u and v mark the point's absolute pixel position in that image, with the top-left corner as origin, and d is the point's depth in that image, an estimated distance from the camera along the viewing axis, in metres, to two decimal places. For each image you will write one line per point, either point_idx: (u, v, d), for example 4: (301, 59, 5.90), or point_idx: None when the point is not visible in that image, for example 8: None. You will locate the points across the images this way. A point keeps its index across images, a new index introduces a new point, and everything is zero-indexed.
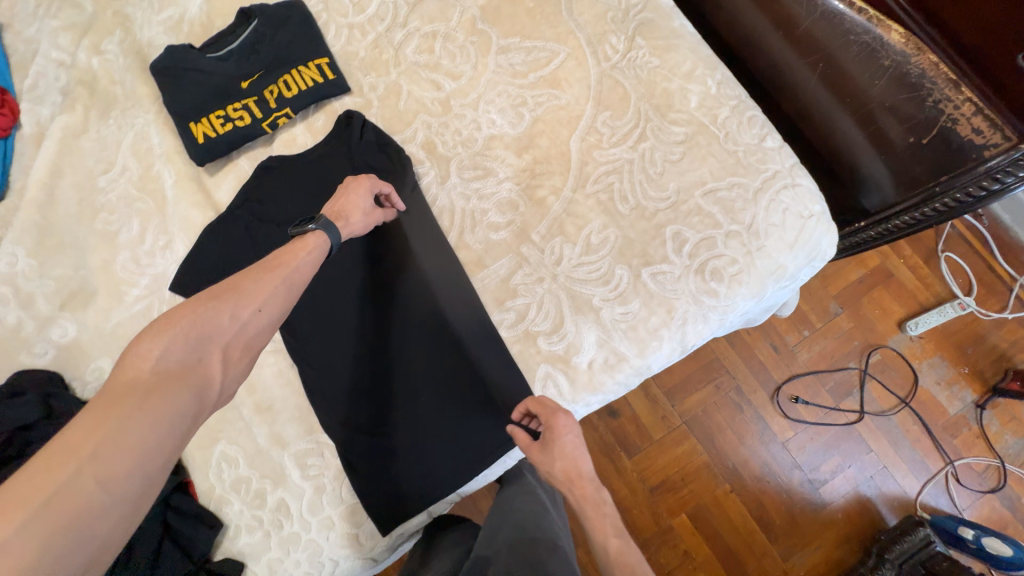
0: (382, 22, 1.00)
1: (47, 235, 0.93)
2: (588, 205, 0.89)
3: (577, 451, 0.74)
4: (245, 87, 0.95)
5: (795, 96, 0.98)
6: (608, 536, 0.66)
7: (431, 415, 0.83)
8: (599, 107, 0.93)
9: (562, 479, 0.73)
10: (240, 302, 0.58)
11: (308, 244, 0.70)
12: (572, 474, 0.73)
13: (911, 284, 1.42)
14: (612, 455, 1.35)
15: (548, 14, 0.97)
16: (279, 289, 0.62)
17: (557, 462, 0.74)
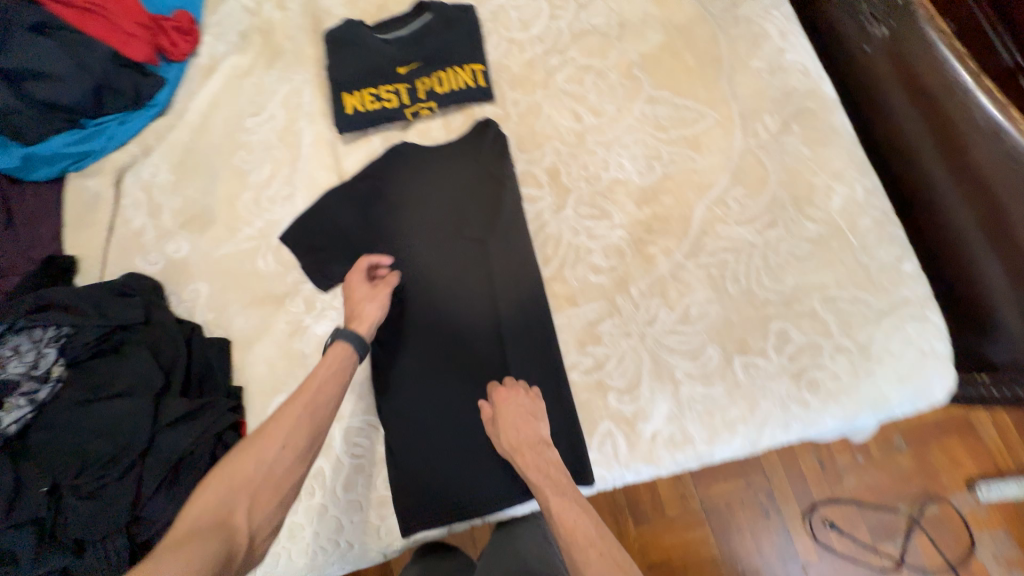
0: (542, 44, 1.03)
1: (189, 157, 1.00)
2: (696, 275, 0.87)
3: (527, 422, 0.74)
4: (401, 72, 0.99)
5: (942, 222, 0.87)
6: (547, 495, 0.67)
7: (485, 437, 0.82)
8: (733, 181, 0.91)
9: (506, 451, 0.73)
10: (265, 445, 0.61)
11: (332, 355, 0.72)
12: (521, 446, 0.72)
13: (994, 441, 1.18)
14: (617, 516, 1.20)
15: (706, 78, 0.97)
16: (301, 416, 0.65)
17: (505, 435, 0.74)
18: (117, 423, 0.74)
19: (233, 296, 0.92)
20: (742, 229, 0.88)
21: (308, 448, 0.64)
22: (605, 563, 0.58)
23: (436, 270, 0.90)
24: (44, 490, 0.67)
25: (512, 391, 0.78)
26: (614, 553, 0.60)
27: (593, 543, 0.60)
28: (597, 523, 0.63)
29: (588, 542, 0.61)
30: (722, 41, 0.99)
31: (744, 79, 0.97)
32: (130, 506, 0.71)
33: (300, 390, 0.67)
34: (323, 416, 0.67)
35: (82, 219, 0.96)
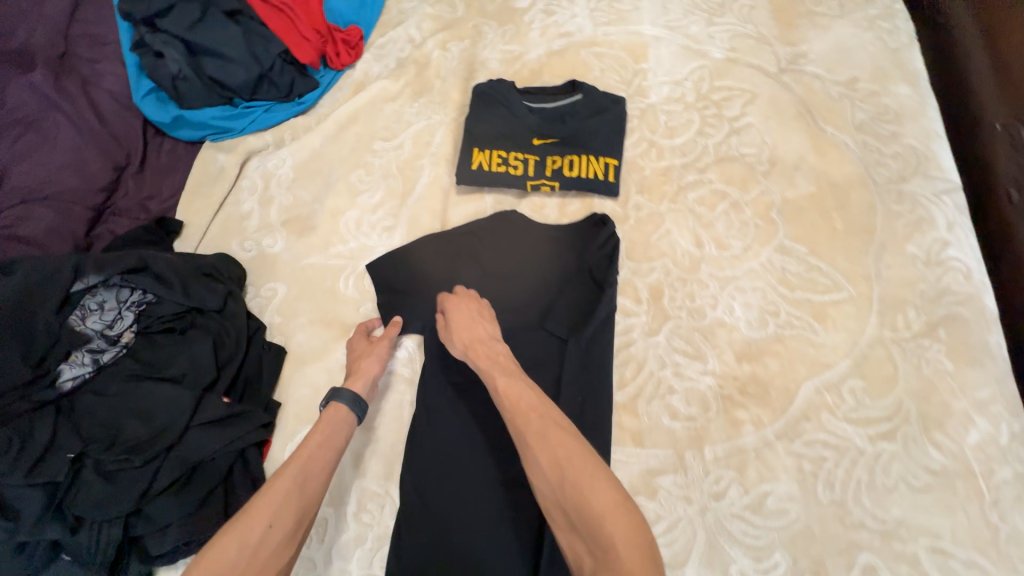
0: (683, 157, 0.99)
1: (314, 161, 1.03)
2: (783, 461, 0.76)
3: (477, 320, 0.79)
4: (535, 143, 0.98)
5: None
6: (495, 377, 0.70)
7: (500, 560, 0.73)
8: (853, 370, 0.80)
9: (457, 348, 0.77)
10: (249, 523, 0.56)
11: (328, 419, 0.71)
12: (473, 341, 0.76)
13: None
14: None
15: (851, 247, 0.89)
16: (291, 490, 0.60)
17: (459, 335, 0.77)
18: (157, 407, 0.73)
19: (304, 308, 0.91)
20: (851, 428, 0.77)
21: (295, 528, 0.59)
22: (542, 426, 0.62)
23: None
24: (70, 457, 0.66)
25: (461, 297, 0.83)
26: (560, 425, 0.62)
27: (541, 420, 0.62)
28: (544, 402, 0.65)
29: (531, 411, 0.64)
30: (878, 213, 0.91)
31: (894, 261, 0.87)
32: (137, 498, 0.68)
33: (288, 460, 0.63)
34: (314, 489, 0.62)
35: (203, 189, 1.01)
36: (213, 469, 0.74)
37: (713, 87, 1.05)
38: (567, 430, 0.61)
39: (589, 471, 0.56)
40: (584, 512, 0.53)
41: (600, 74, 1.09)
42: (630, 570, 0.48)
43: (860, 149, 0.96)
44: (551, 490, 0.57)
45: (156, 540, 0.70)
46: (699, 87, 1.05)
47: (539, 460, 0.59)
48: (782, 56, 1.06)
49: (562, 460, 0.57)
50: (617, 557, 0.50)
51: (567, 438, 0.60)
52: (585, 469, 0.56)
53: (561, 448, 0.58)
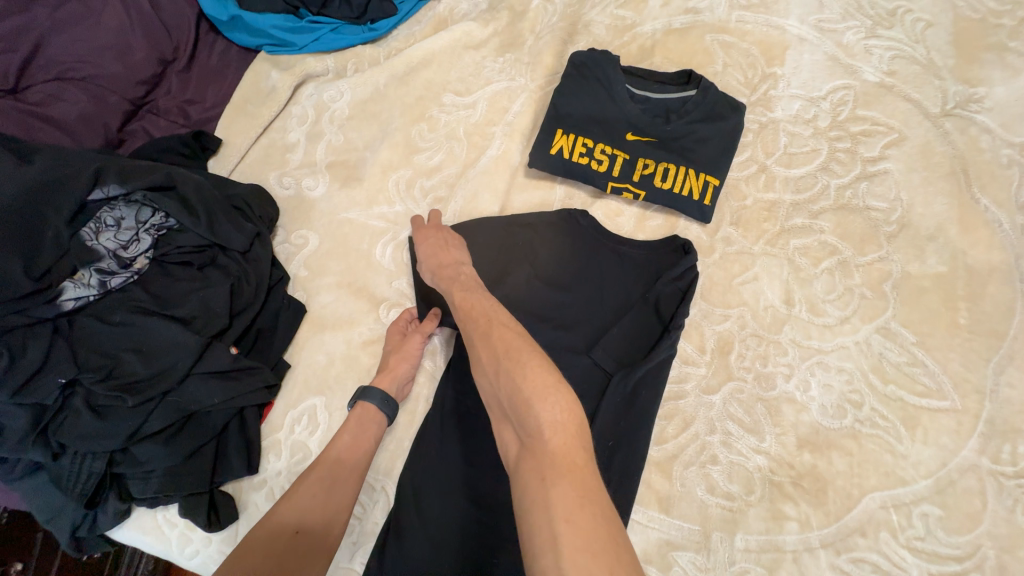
0: (796, 193, 0.83)
1: (374, 102, 0.91)
2: (823, 573, 0.67)
3: (447, 246, 0.74)
4: (629, 139, 0.83)
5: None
6: (454, 290, 0.66)
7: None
8: (933, 494, 0.69)
9: (427, 274, 0.72)
10: (277, 523, 0.58)
11: (356, 421, 0.70)
12: (440, 265, 0.71)
13: None
14: None
15: (971, 350, 0.74)
16: (318, 490, 0.62)
17: (428, 262, 0.73)
18: (160, 347, 0.67)
19: (334, 267, 0.82)
20: (912, 559, 0.67)
21: (321, 529, 0.60)
22: (489, 326, 0.59)
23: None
24: (61, 383, 0.61)
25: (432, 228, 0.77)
26: (507, 323, 0.59)
27: (489, 320, 0.59)
28: (496, 306, 0.62)
29: (481, 314, 0.61)
30: (1016, 318, 0.75)
31: (1020, 380, 0.72)
32: (125, 439, 0.64)
33: (315, 462, 0.65)
34: (340, 492, 0.63)
35: (252, 107, 0.91)
36: (209, 424, 0.69)
37: (854, 115, 0.87)
38: (512, 326, 0.58)
39: (525, 360, 0.53)
40: (514, 399, 0.51)
41: (721, 69, 0.91)
42: (554, 450, 0.46)
43: (1016, 233, 0.78)
44: (490, 381, 0.55)
45: (138, 484, 0.66)
46: (837, 112, 0.87)
47: (480, 355, 0.57)
48: (952, 94, 0.86)
49: (500, 351, 0.55)
50: (543, 437, 0.47)
51: (511, 334, 0.57)
52: (522, 358, 0.53)
53: (501, 342, 0.56)
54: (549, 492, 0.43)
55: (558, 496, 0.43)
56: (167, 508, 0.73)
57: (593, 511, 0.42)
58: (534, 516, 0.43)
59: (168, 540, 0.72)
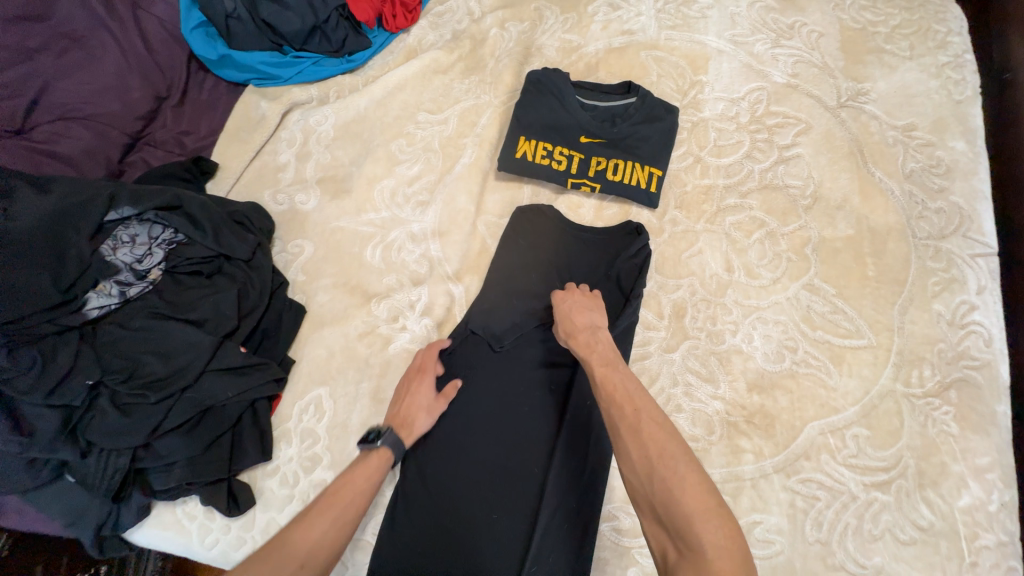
0: (727, 178, 0.98)
1: (356, 123, 1.02)
2: (777, 495, 0.78)
3: (581, 309, 0.78)
4: (583, 141, 0.96)
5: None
6: (593, 365, 0.68)
7: (491, 554, 0.74)
8: (860, 418, 0.81)
9: (564, 336, 0.76)
10: (285, 557, 0.59)
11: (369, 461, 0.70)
12: (576, 331, 0.75)
13: None
14: None
15: (879, 296, 0.89)
16: (327, 529, 0.62)
17: (563, 326, 0.77)
18: (177, 348, 0.73)
19: (330, 270, 0.91)
20: (848, 474, 0.79)
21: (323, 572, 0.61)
22: (637, 418, 0.60)
23: (521, 350, 0.85)
24: (88, 384, 0.67)
25: (568, 291, 0.82)
26: (657, 419, 0.60)
27: (636, 414, 0.60)
28: (642, 396, 0.63)
29: (626, 403, 0.62)
30: (912, 267, 0.90)
31: (919, 318, 0.87)
32: (148, 434, 0.70)
33: (330, 501, 0.65)
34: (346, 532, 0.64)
35: (243, 133, 1.00)
36: (223, 416, 0.76)
37: (768, 111, 1.03)
38: (662, 423, 0.59)
39: (682, 471, 0.55)
40: (673, 510, 0.53)
41: (656, 80, 1.07)
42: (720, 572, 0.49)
43: (905, 198, 0.94)
44: (637, 477, 0.57)
45: (160, 476, 0.72)
46: (754, 109, 1.03)
47: (629, 451, 0.58)
48: (844, 90, 1.03)
49: (656, 455, 0.56)
50: (704, 556, 0.50)
51: (663, 436, 0.58)
52: (680, 467, 0.55)
53: (655, 443, 0.57)
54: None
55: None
56: (185, 502, 0.78)
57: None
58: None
59: (189, 532, 0.77)
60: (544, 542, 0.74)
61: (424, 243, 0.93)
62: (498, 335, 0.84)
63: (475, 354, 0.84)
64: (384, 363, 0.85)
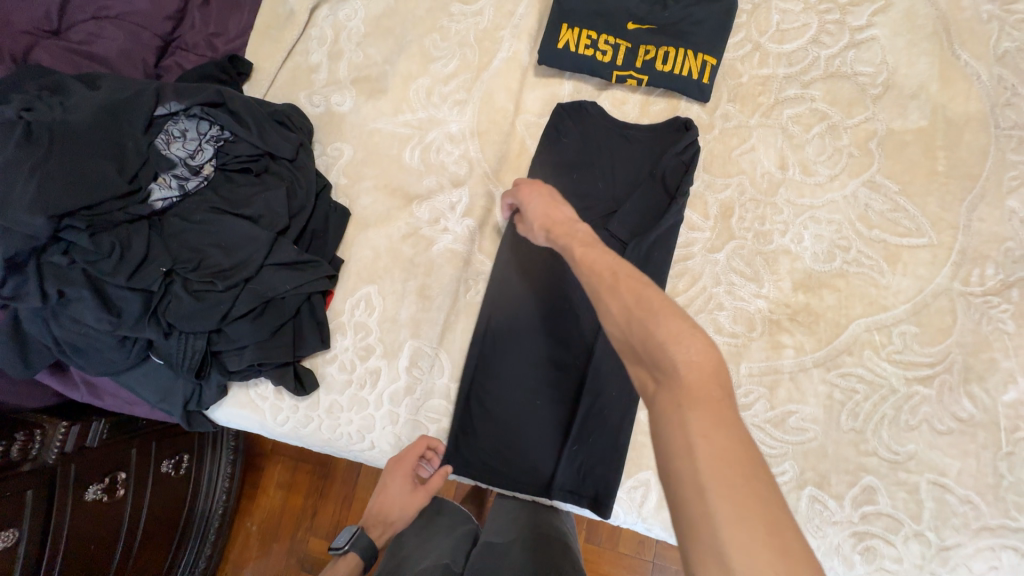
0: (788, 66, 0.90)
1: (387, 17, 0.96)
2: (815, 387, 0.79)
3: (556, 205, 0.73)
4: (630, 28, 0.89)
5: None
6: (573, 245, 0.65)
7: (539, 430, 0.83)
8: (910, 316, 0.80)
9: (537, 232, 0.72)
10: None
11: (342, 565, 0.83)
12: (550, 221, 0.70)
13: None
14: None
15: (947, 192, 0.83)
16: None
17: (539, 222, 0.72)
18: (236, 242, 0.77)
19: (370, 173, 0.91)
20: (890, 369, 0.79)
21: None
22: (612, 277, 0.58)
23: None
24: (162, 271, 0.72)
25: (533, 187, 0.77)
26: (635, 272, 0.57)
27: (614, 274, 0.58)
28: (620, 260, 0.60)
29: (601, 266, 0.60)
30: (989, 161, 0.83)
31: (989, 215, 0.81)
32: (219, 319, 0.75)
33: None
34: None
35: (273, 31, 0.97)
36: (284, 306, 0.81)
37: None
38: (637, 274, 0.57)
39: (655, 305, 0.52)
40: (647, 341, 0.50)
41: None
42: (692, 383, 0.46)
43: (993, 83, 0.85)
44: (616, 327, 0.55)
45: (234, 358, 0.79)
46: None
47: (609, 308, 0.56)
48: None
49: (629, 298, 0.54)
50: (678, 373, 0.47)
51: (639, 284, 0.55)
52: (651, 301, 0.52)
53: (629, 291, 0.55)
54: (688, 420, 0.45)
55: (696, 426, 0.44)
56: (256, 386, 0.85)
57: (734, 440, 0.44)
58: (672, 446, 0.45)
59: (262, 410, 0.85)
60: (585, 423, 0.81)
61: (462, 143, 0.91)
62: None
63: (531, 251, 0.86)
64: (430, 264, 0.87)
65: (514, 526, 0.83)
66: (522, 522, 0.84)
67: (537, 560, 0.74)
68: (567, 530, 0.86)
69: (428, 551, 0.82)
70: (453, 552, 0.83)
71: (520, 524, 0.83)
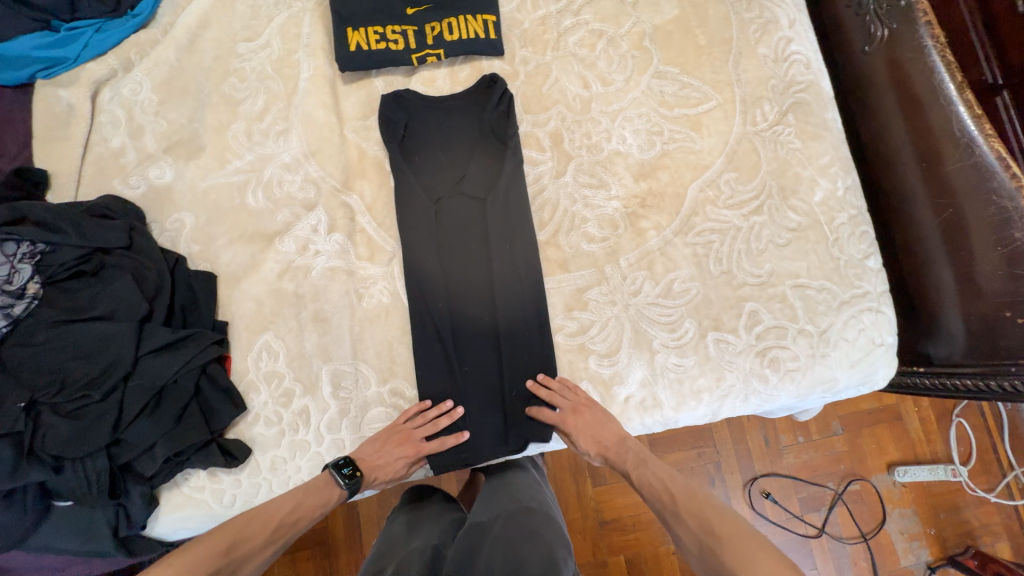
0: (556, 2, 1.01)
1: (175, 78, 0.94)
2: (682, 252, 0.91)
3: (599, 423, 0.83)
4: (409, 14, 0.95)
5: (904, 220, 0.96)
6: (630, 472, 0.84)
7: (484, 393, 0.87)
8: (728, 166, 0.94)
9: (615, 454, 0.84)
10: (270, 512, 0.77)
11: (325, 492, 0.78)
12: (604, 443, 0.84)
13: (914, 434, 1.34)
14: (578, 477, 1.28)
15: (714, 59, 0.98)
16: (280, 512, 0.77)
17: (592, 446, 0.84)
18: (97, 346, 0.73)
19: (221, 230, 0.89)
20: (730, 213, 0.92)
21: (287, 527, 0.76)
22: (672, 501, 0.79)
23: (455, 225, 0.92)
24: (21, 406, 0.67)
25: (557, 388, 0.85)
26: (691, 495, 0.79)
27: (673, 500, 0.79)
28: (669, 479, 0.82)
29: (663, 492, 0.81)
30: (733, 24, 0.99)
31: (750, 66, 0.98)
32: (111, 429, 0.71)
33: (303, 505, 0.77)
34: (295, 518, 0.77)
35: (55, 131, 0.90)
36: (180, 390, 0.78)
37: None
38: (703, 500, 0.78)
39: (730, 527, 0.72)
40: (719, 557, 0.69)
41: None
42: None
43: None
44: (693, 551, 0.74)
45: (147, 460, 0.75)
46: None
47: (677, 530, 0.76)
48: None
49: (697, 525, 0.75)
50: None
51: (694, 503, 0.78)
52: (714, 525, 0.73)
53: (693, 515, 0.76)
54: None
55: None
56: (187, 479, 0.80)
57: None
58: None
59: (203, 501, 0.80)
60: (515, 368, 0.88)
61: (301, 168, 0.92)
62: (415, 218, 0.90)
63: (413, 235, 0.90)
64: (317, 291, 0.88)
65: (497, 505, 0.86)
66: (506, 500, 0.88)
67: (523, 530, 0.79)
68: (549, 503, 0.91)
69: (416, 536, 0.83)
70: (443, 534, 0.85)
71: (502, 502, 0.87)
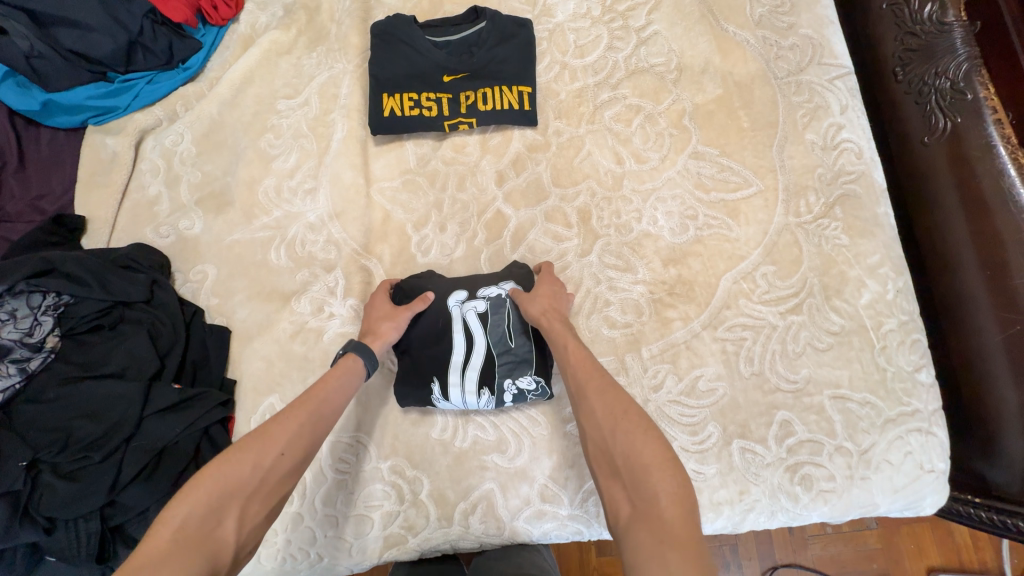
0: (595, 75, 0.99)
1: (214, 131, 0.97)
2: (709, 346, 0.85)
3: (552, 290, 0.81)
4: (446, 81, 0.95)
5: (962, 328, 0.87)
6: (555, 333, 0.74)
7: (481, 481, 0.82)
8: (765, 258, 0.88)
9: (543, 321, 0.76)
10: (270, 443, 0.61)
11: (341, 366, 0.72)
12: (548, 311, 0.78)
13: (962, 541, 1.20)
14: (582, 548, 1.19)
15: (757, 143, 0.94)
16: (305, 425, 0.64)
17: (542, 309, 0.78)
18: (105, 404, 0.73)
19: (240, 285, 0.90)
20: (765, 308, 0.86)
21: (302, 464, 0.63)
22: (599, 384, 0.66)
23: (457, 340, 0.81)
24: (23, 465, 0.68)
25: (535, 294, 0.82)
26: (605, 386, 0.65)
27: (587, 377, 0.67)
28: (593, 358, 0.70)
29: (578, 362, 0.70)
30: (780, 107, 0.95)
31: (796, 151, 0.93)
32: (107, 491, 0.70)
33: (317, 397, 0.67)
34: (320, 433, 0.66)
35: (98, 177, 0.93)
36: (180, 451, 0.76)
37: None
38: (623, 394, 0.64)
39: (637, 433, 0.59)
40: (630, 459, 0.57)
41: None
42: (666, 515, 0.52)
43: (760, 44, 0.98)
44: (600, 440, 0.61)
45: (139, 524, 0.73)
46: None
47: (594, 407, 0.64)
48: None
49: (609, 416, 0.62)
50: (659, 505, 0.53)
51: (619, 392, 0.65)
52: (627, 431, 0.60)
53: (614, 405, 0.63)
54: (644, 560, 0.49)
55: (638, 534, 0.51)
56: None
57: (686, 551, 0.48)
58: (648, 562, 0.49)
59: None
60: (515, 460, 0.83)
61: (324, 229, 0.92)
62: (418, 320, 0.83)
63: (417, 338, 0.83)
64: (327, 355, 0.86)
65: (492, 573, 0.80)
66: (502, 569, 0.81)
67: None
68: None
69: None
70: None
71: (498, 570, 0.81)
